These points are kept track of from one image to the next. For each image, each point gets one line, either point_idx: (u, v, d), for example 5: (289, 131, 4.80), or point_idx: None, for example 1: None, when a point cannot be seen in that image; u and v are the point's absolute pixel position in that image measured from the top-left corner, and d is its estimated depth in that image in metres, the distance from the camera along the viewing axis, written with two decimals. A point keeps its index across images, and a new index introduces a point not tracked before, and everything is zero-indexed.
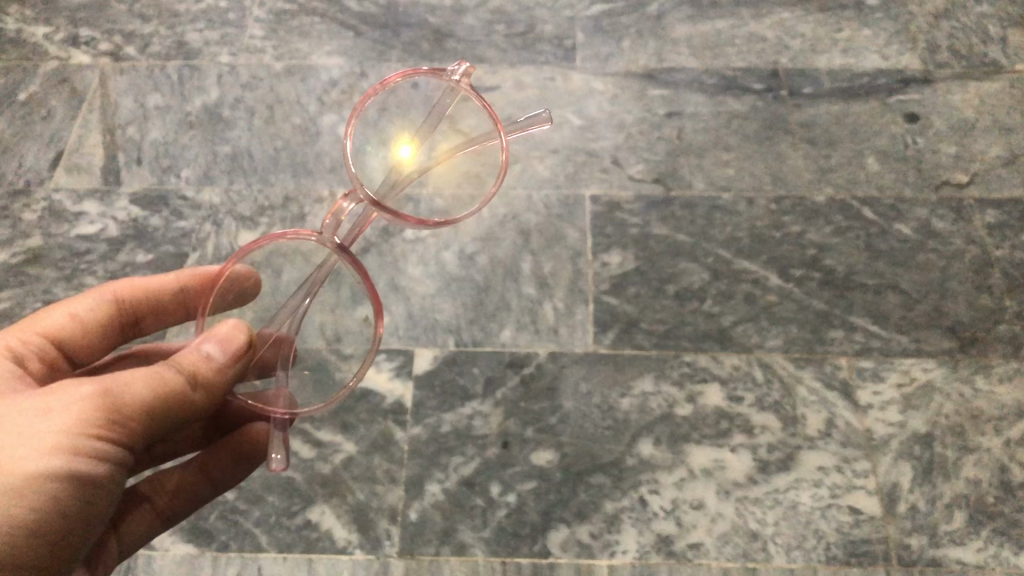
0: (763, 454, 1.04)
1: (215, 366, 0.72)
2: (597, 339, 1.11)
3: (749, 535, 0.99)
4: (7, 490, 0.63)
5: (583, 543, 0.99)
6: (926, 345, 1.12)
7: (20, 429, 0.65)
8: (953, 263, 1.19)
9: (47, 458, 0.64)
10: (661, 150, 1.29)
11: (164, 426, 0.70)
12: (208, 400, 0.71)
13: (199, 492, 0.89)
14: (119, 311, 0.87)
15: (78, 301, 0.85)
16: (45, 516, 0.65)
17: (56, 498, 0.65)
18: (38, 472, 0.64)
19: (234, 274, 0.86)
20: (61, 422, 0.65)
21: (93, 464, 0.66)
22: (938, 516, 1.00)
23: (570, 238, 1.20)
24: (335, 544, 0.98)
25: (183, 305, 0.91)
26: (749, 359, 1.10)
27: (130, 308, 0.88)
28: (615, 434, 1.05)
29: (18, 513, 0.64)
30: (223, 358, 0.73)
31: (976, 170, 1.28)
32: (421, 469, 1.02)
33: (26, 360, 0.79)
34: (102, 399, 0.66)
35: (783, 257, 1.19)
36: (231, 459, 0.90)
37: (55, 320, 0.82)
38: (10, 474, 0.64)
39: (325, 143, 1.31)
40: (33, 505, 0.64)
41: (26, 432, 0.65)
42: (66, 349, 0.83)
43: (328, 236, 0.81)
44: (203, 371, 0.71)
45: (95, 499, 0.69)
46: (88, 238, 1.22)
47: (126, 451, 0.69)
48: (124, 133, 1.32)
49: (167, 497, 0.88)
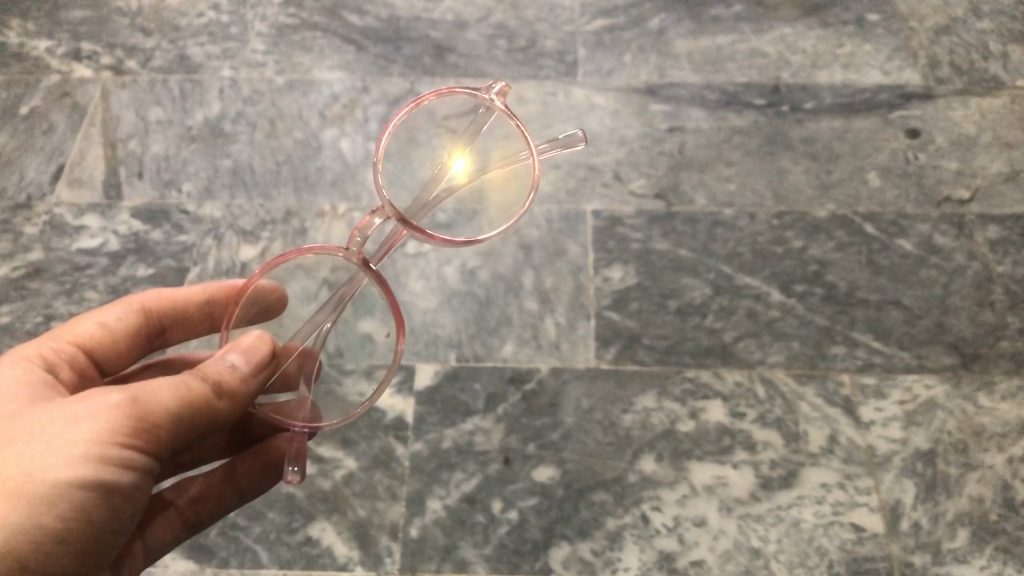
0: (765, 470, 1.03)
1: (239, 376, 0.72)
2: (599, 355, 1.11)
3: (751, 553, 0.99)
4: (35, 498, 0.64)
5: (585, 560, 0.98)
6: (929, 361, 1.11)
7: (50, 439, 0.66)
8: (955, 279, 1.19)
9: (73, 468, 0.65)
10: (662, 165, 1.29)
11: (190, 435, 0.70)
12: (235, 410, 0.72)
13: (226, 501, 0.89)
14: (145, 322, 0.87)
15: (108, 310, 0.85)
16: (72, 523, 0.66)
17: (84, 506, 0.66)
18: (65, 482, 0.65)
19: (260, 287, 0.86)
20: (89, 432, 0.66)
21: (120, 473, 0.67)
22: (941, 533, 1.00)
23: (571, 253, 1.20)
24: (336, 561, 0.98)
25: (208, 317, 0.91)
26: (751, 376, 1.10)
27: (157, 319, 0.88)
28: (617, 451, 1.04)
29: (46, 521, 0.65)
30: (246, 368, 0.73)
31: (978, 186, 1.28)
32: (422, 486, 1.02)
33: (58, 368, 0.79)
34: (129, 409, 0.67)
35: (785, 273, 1.19)
36: (258, 469, 0.89)
37: (85, 329, 0.83)
38: (39, 483, 0.65)
39: (326, 158, 1.31)
40: (60, 513, 0.65)
41: (55, 441, 0.66)
42: (94, 357, 0.83)
43: (355, 252, 0.80)
44: (228, 380, 0.71)
45: (122, 505, 0.69)
46: (88, 252, 1.22)
47: (153, 458, 0.69)
48: (125, 147, 1.32)
49: (192, 504, 0.88)
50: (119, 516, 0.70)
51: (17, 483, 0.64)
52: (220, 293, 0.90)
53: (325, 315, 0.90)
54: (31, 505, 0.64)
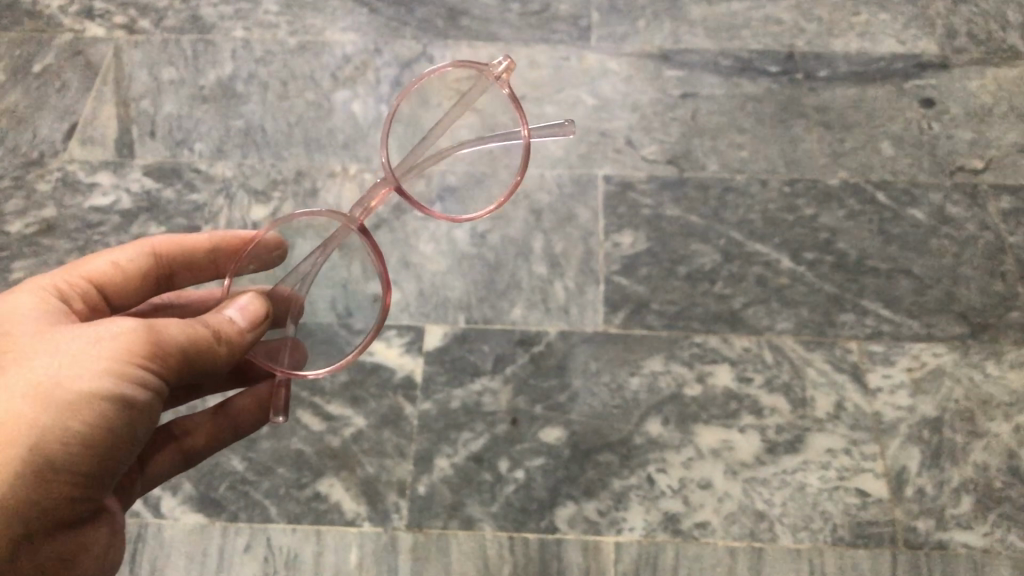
0: (772, 435, 1.04)
1: (238, 328, 0.73)
2: (607, 319, 1.12)
3: (755, 515, 0.99)
4: (60, 404, 0.64)
5: (591, 520, 0.99)
6: (937, 330, 1.11)
7: (72, 353, 0.66)
8: (966, 249, 1.19)
9: (98, 379, 0.65)
10: (675, 132, 1.29)
11: (193, 374, 0.70)
12: (235, 357, 0.72)
13: (222, 436, 0.89)
14: (154, 264, 0.86)
15: (119, 251, 0.84)
16: (97, 433, 0.65)
17: (107, 418, 0.66)
18: (89, 391, 0.65)
19: (262, 242, 0.86)
20: (109, 349, 0.66)
21: (135, 397, 0.66)
22: (946, 500, 1.00)
23: (581, 218, 1.20)
24: (344, 516, 0.99)
25: (214, 264, 0.91)
26: (759, 342, 1.10)
27: (166, 261, 0.87)
28: (624, 413, 1.05)
29: (72, 428, 0.64)
30: (244, 322, 0.74)
31: (992, 156, 1.27)
32: (430, 444, 1.03)
33: (72, 301, 0.78)
34: (143, 334, 0.67)
35: (796, 240, 1.19)
36: (253, 407, 0.89)
37: (97, 266, 0.82)
38: (65, 389, 0.64)
39: (338, 120, 1.31)
40: (86, 420, 0.65)
41: (77, 355, 0.66)
42: (105, 295, 0.83)
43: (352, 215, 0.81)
44: (228, 330, 0.72)
45: (139, 428, 0.69)
46: (102, 210, 1.23)
47: (164, 388, 0.69)
48: (138, 106, 1.32)
49: (190, 435, 0.88)
50: (136, 439, 0.69)
51: (42, 389, 0.64)
52: (228, 243, 0.90)
53: (308, 266, 0.90)
54: (58, 408, 0.64)
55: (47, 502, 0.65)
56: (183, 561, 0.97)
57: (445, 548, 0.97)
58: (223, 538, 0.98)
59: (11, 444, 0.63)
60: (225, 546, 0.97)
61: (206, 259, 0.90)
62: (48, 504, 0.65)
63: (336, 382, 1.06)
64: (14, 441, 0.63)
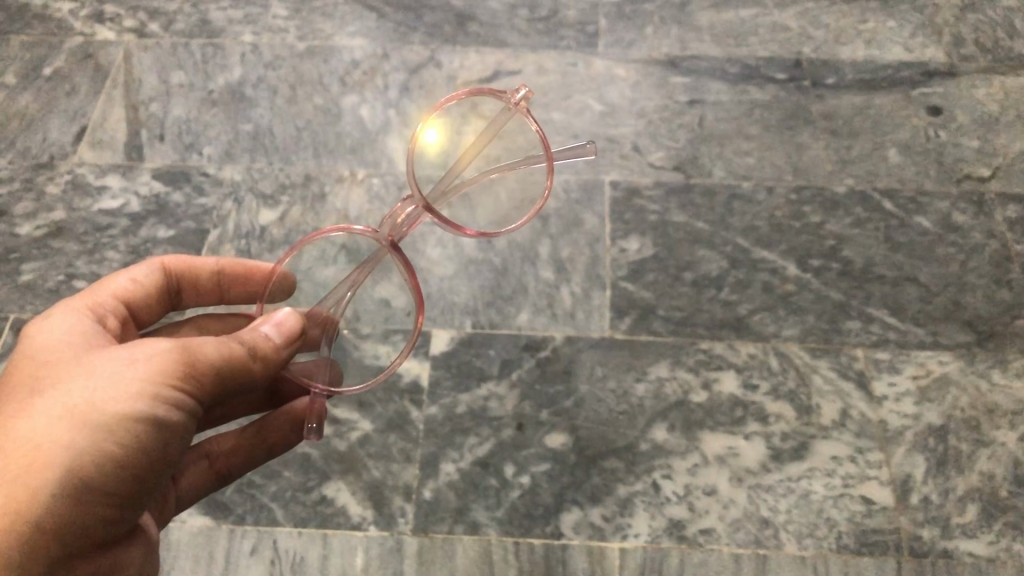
0: (777, 442, 1.04)
1: (273, 344, 0.73)
2: (613, 324, 1.12)
3: (761, 522, 0.99)
4: (97, 425, 0.64)
5: (596, 526, 0.99)
6: (943, 338, 1.11)
7: (107, 374, 0.66)
8: (972, 257, 1.19)
9: (131, 401, 0.65)
10: (682, 138, 1.29)
11: (226, 391, 0.70)
12: (269, 372, 0.72)
13: (255, 455, 0.89)
14: (168, 281, 0.86)
15: (137, 268, 0.85)
16: (132, 454, 0.65)
17: (142, 439, 0.65)
18: (125, 413, 0.65)
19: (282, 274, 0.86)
20: (144, 371, 0.66)
21: (169, 417, 0.66)
22: (951, 508, 1.00)
23: (588, 223, 1.20)
24: (350, 520, 0.99)
25: (218, 290, 0.91)
26: (765, 349, 1.10)
27: (175, 281, 0.87)
28: (630, 419, 1.05)
29: (107, 449, 0.64)
30: (280, 337, 0.74)
31: (999, 164, 1.27)
32: (436, 449, 1.03)
33: (106, 317, 0.79)
34: (177, 356, 0.67)
35: (802, 247, 1.19)
36: (288, 425, 0.89)
37: (119, 284, 0.83)
38: (100, 412, 0.64)
39: (346, 124, 1.32)
40: (121, 441, 0.65)
41: (113, 376, 0.66)
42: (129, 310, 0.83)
43: (384, 234, 0.82)
44: (262, 346, 0.71)
45: (174, 447, 0.68)
46: (110, 213, 1.23)
47: (198, 407, 0.69)
48: (147, 110, 1.33)
49: (224, 455, 0.88)
50: (171, 456, 0.69)
51: (79, 410, 0.64)
52: (233, 270, 0.89)
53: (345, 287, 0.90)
54: (96, 430, 0.64)
55: (83, 522, 0.65)
56: (190, 563, 0.97)
57: (450, 552, 0.97)
58: (229, 541, 0.98)
59: (49, 465, 0.63)
60: (232, 549, 0.98)
61: (213, 283, 0.89)
62: (85, 523, 0.65)
63: None
64: (52, 463, 0.63)
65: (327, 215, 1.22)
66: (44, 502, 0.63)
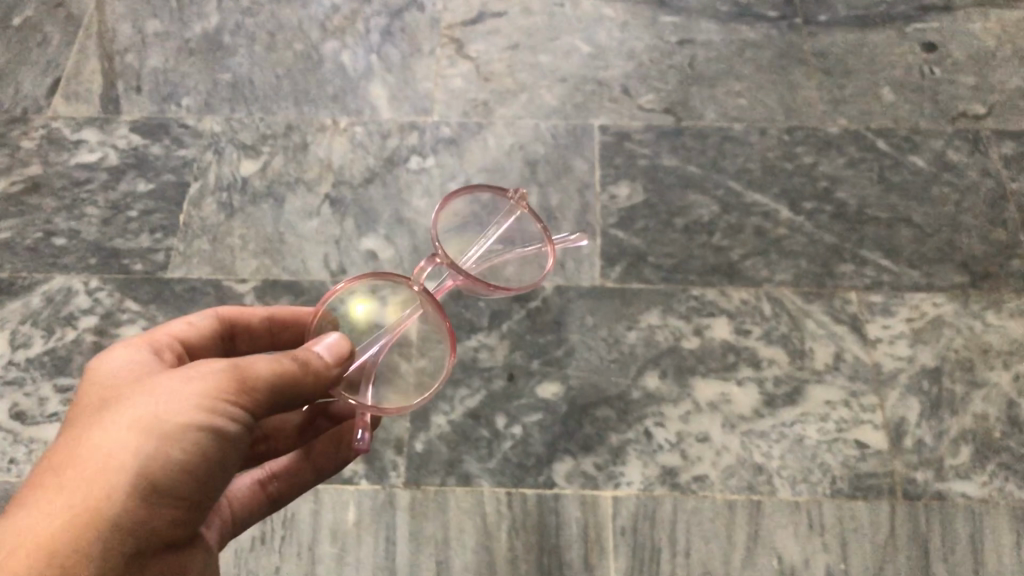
0: (770, 388, 1.03)
1: (324, 362, 0.67)
2: (604, 273, 1.10)
3: (754, 468, 0.98)
4: (162, 435, 0.59)
5: (588, 475, 0.98)
6: (938, 280, 1.10)
7: (168, 388, 0.61)
8: (967, 197, 1.17)
9: (193, 412, 0.60)
10: (672, 80, 1.28)
11: (280, 407, 0.65)
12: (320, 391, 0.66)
13: (305, 478, 0.81)
14: (222, 328, 0.81)
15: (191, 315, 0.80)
16: (194, 464, 0.60)
17: (203, 450, 0.61)
18: (187, 424, 0.60)
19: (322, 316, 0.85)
20: (202, 384, 0.61)
21: (234, 429, 0.62)
22: (945, 450, 0.99)
23: (577, 169, 1.19)
24: (340, 475, 0.97)
25: (269, 336, 0.85)
26: (757, 294, 1.09)
27: (230, 327, 0.82)
28: (622, 367, 1.04)
29: (173, 459, 0.59)
30: (331, 357, 0.69)
31: (994, 101, 1.25)
32: (426, 401, 1.02)
33: (162, 350, 0.73)
34: (232, 370, 0.62)
35: (794, 189, 1.17)
36: (331, 445, 0.82)
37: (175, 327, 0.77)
38: (162, 422, 0.59)
39: (327, 71, 1.29)
40: (185, 452, 0.60)
41: (174, 387, 0.61)
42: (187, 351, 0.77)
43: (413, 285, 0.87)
44: (315, 363, 0.66)
45: (228, 462, 0.63)
46: (88, 167, 1.20)
47: (253, 422, 0.64)
48: (123, 60, 1.30)
49: (274, 478, 0.81)
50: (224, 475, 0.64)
51: (144, 420, 0.59)
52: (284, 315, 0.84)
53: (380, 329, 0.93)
54: (165, 442, 0.59)
55: (155, 530, 0.60)
56: None
57: (442, 505, 0.96)
58: None
59: (119, 475, 0.58)
60: None
61: (264, 329, 0.84)
62: (156, 531, 0.60)
63: None
64: (121, 474, 0.58)
65: (309, 165, 1.19)
66: (116, 520, 0.57)
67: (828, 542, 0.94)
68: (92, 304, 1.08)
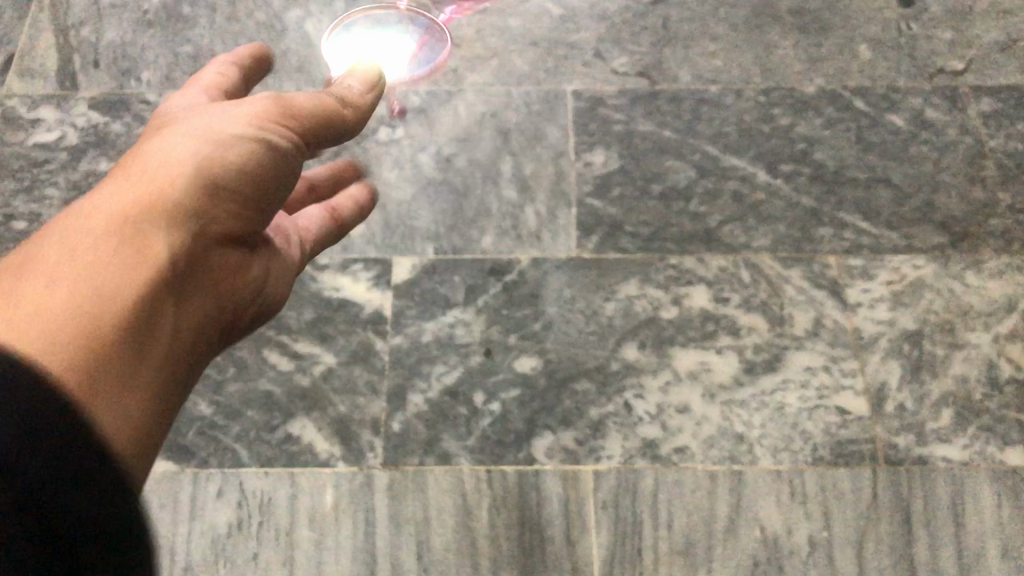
0: (749, 355, 1.02)
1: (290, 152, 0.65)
2: (580, 244, 1.08)
3: (735, 438, 0.97)
4: (164, 185, 0.57)
5: (569, 450, 0.97)
6: (917, 242, 1.09)
7: (169, 152, 0.59)
8: (946, 155, 1.15)
9: (187, 168, 0.58)
10: (645, 42, 1.25)
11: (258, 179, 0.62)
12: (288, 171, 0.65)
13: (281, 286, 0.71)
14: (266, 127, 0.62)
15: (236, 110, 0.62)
16: (197, 207, 0.57)
17: (198, 210, 0.58)
18: (180, 173, 0.57)
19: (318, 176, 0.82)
20: (193, 151, 0.59)
21: (225, 203, 0.60)
22: (926, 414, 0.98)
23: (551, 137, 1.16)
24: (317, 458, 0.96)
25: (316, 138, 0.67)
26: (735, 260, 1.07)
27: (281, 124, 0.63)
28: (600, 339, 1.02)
29: (179, 201, 0.57)
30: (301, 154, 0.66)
31: (973, 56, 1.23)
32: (403, 380, 1.00)
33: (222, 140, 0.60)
34: (214, 145, 0.60)
35: (771, 152, 1.15)
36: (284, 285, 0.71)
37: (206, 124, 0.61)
38: (163, 179, 0.57)
39: (291, 40, 1.25)
40: (177, 197, 0.57)
41: (169, 152, 0.59)
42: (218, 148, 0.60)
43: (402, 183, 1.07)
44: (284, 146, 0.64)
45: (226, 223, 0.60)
46: (46, 147, 1.16)
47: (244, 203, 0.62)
48: (78, 34, 1.25)
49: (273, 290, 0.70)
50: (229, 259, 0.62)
51: (151, 173, 0.57)
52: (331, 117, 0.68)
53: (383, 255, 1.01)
54: (188, 188, 0.57)
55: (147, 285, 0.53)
56: (153, 510, 0.93)
57: (422, 484, 0.94)
58: (194, 486, 0.94)
59: (126, 222, 0.54)
60: (197, 494, 0.94)
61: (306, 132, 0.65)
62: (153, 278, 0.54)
63: (302, 319, 1.03)
64: (118, 210, 0.55)
65: None
66: (166, 255, 0.55)
67: (810, 510, 0.93)
68: None
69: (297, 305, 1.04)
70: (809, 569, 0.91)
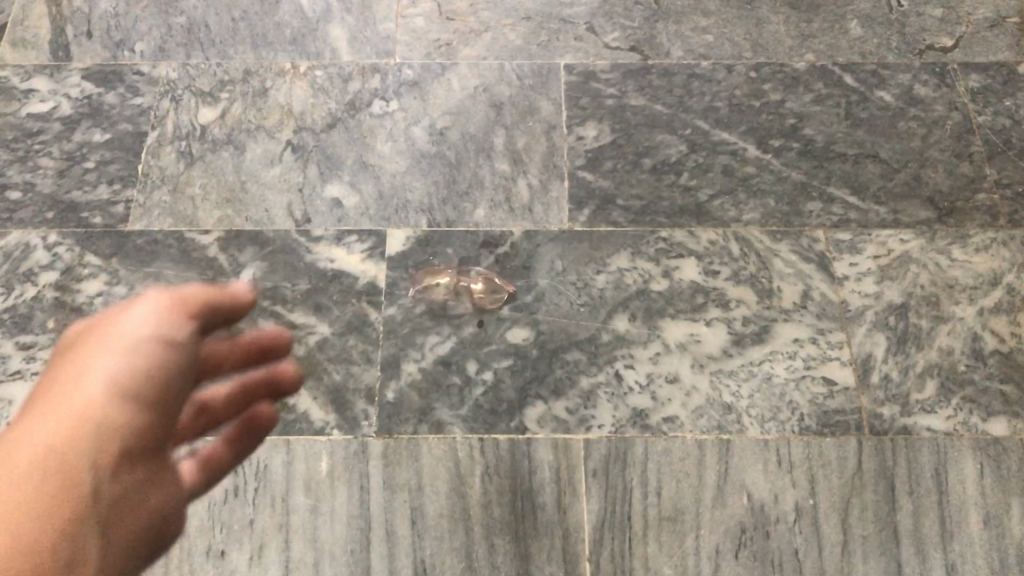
0: (738, 327, 1.03)
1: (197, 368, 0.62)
2: (572, 217, 1.10)
3: (723, 408, 0.99)
4: (72, 428, 0.52)
5: (560, 418, 0.98)
6: (904, 216, 1.10)
7: (76, 392, 0.54)
8: (934, 131, 1.17)
9: (102, 399, 0.54)
10: (638, 17, 1.25)
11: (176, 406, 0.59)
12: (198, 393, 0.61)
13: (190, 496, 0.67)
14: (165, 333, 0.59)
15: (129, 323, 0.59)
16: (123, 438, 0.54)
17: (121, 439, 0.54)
18: (85, 409, 0.53)
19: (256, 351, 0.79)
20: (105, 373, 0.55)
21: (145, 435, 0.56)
22: (911, 385, 1.00)
23: (544, 111, 1.17)
24: (312, 426, 0.97)
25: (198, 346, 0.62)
26: (725, 234, 1.09)
27: (178, 329, 0.60)
28: (591, 311, 1.04)
29: (88, 443, 0.52)
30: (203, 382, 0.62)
31: (962, 33, 1.25)
32: (397, 350, 1.01)
33: (125, 350, 0.57)
34: (131, 358, 0.57)
35: (762, 127, 1.17)
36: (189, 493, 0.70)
37: (104, 353, 0.57)
38: (70, 410, 0.53)
39: (285, 13, 1.25)
40: (90, 437, 0.52)
41: (90, 380, 0.55)
42: (123, 362, 0.56)
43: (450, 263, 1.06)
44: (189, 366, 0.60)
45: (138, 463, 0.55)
46: (40, 117, 1.16)
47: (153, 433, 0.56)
48: (71, 5, 1.25)
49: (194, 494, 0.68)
50: (151, 481, 0.58)
51: (65, 414, 0.53)
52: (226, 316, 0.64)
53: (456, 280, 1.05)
54: (105, 405, 0.54)
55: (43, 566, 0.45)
56: None
57: (415, 452, 0.96)
58: None
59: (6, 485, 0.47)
60: None
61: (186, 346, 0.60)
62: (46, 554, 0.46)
63: (297, 290, 1.04)
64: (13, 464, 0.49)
65: (270, 111, 1.17)
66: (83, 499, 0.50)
67: (796, 478, 0.95)
68: (52, 259, 1.06)
69: (292, 276, 1.05)
70: (795, 536, 0.93)
